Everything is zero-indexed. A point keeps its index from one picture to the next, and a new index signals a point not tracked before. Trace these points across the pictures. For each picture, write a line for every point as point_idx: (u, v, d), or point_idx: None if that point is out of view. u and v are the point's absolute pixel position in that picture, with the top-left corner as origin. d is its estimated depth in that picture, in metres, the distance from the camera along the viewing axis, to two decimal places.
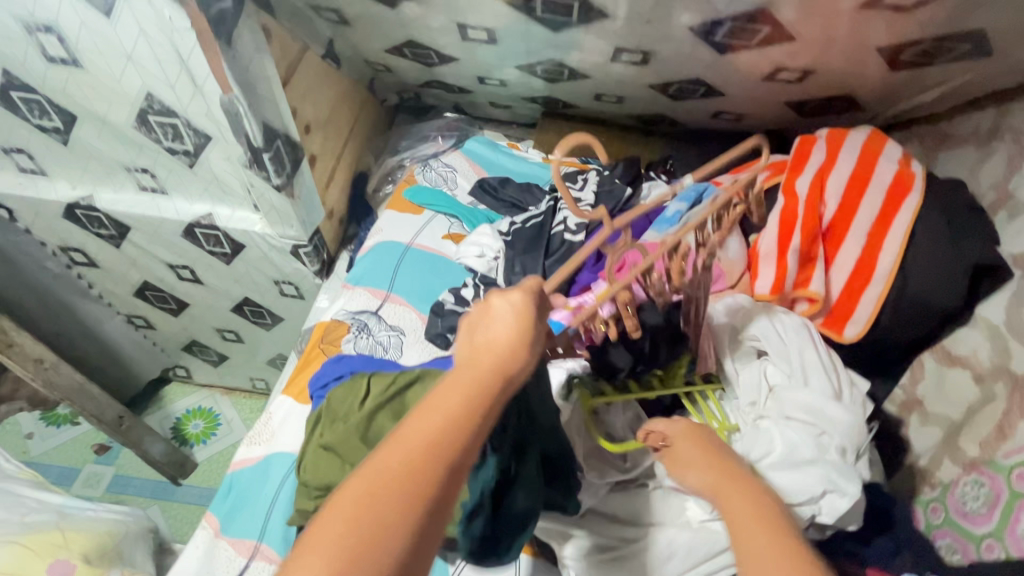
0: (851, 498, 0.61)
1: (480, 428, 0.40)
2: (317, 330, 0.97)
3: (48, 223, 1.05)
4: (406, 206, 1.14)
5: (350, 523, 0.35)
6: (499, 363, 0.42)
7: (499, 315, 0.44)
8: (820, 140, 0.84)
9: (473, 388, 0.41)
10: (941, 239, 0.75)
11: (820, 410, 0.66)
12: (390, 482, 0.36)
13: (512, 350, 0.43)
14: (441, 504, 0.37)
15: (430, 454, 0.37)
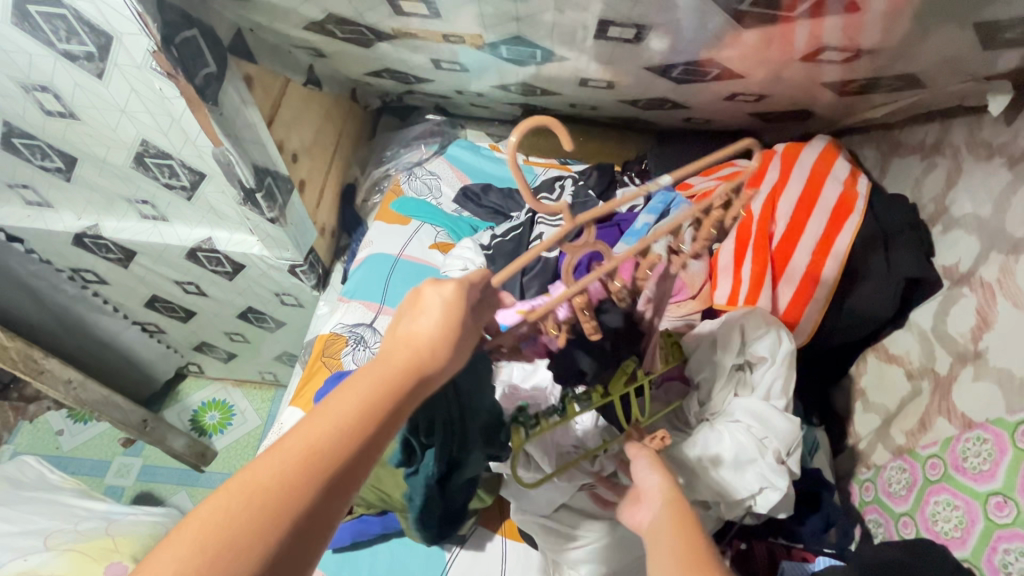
0: (780, 493, 0.68)
1: (385, 427, 0.38)
2: (318, 343, 1.06)
3: (59, 249, 1.12)
4: (393, 217, 1.19)
5: (228, 520, 0.33)
6: (413, 360, 0.40)
7: (425, 307, 0.42)
8: (777, 156, 0.93)
9: (383, 387, 0.39)
10: (876, 256, 0.84)
11: (767, 417, 0.71)
12: (276, 478, 0.34)
13: (435, 344, 0.41)
14: (326, 507, 0.35)
15: (323, 455, 0.35)
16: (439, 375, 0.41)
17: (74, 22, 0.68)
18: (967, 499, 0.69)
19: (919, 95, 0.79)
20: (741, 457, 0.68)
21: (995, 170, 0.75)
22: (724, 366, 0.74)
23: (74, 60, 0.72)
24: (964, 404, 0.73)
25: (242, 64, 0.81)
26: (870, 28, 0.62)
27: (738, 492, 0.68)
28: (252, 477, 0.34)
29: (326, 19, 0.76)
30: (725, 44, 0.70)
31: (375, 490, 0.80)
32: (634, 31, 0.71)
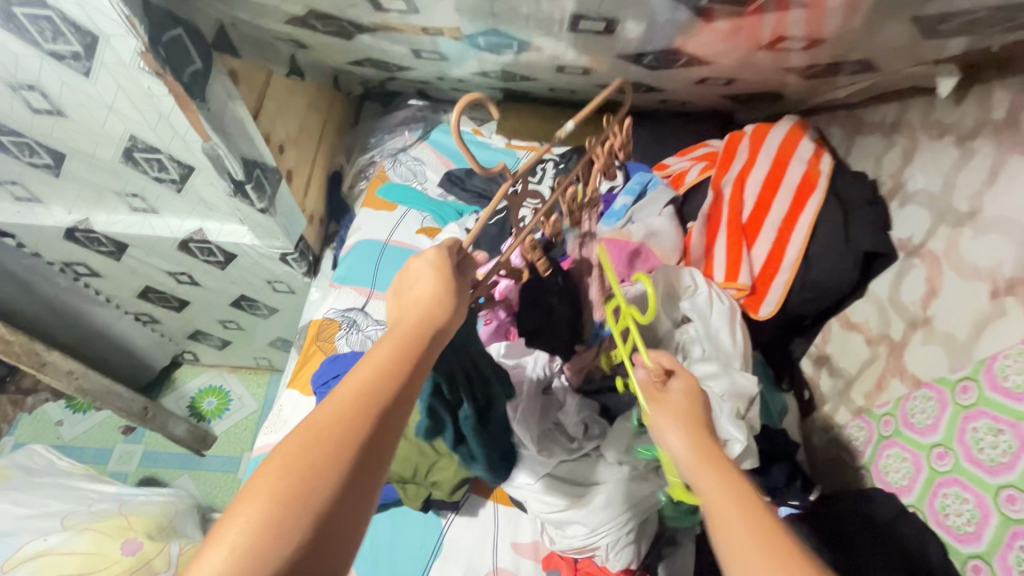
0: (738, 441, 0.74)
1: (412, 372, 0.47)
2: (312, 328, 1.10)
3: (50, 243, 1.14)
4: (380, 203, 1.22)
5: (304, 451, 0.41)
6: (426, 313, 0.50)
7: (425, 271, 0.53)
8: (745, 137, 0.98)
9: (406, 338, 0.48)
10: (837, 230, 0.88)
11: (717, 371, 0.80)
12: (332, 419, 0.42)
13: (440, 300, 0.52)
14: (381, 432, 0.43)
15: (371, 390, 0.44)
16: (447, 326, 0.52)
17: (60, 22, 0.69)
18: (915, 451, 0.76)
19: (876, 77, 0.84)
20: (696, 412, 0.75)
21: (944, 148, 0.80)
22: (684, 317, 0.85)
23: (61, 59, 0.74)
24: (914, 366, 0.80)
25: (227, 59, 0.84)
26: (827, 18, 0.66)
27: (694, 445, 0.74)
28: (312, 422, 0.42)
29: (308, 14, 0.79)
30: (692, 32, 0.73)
31: None
32: (606, 23, 0.75)
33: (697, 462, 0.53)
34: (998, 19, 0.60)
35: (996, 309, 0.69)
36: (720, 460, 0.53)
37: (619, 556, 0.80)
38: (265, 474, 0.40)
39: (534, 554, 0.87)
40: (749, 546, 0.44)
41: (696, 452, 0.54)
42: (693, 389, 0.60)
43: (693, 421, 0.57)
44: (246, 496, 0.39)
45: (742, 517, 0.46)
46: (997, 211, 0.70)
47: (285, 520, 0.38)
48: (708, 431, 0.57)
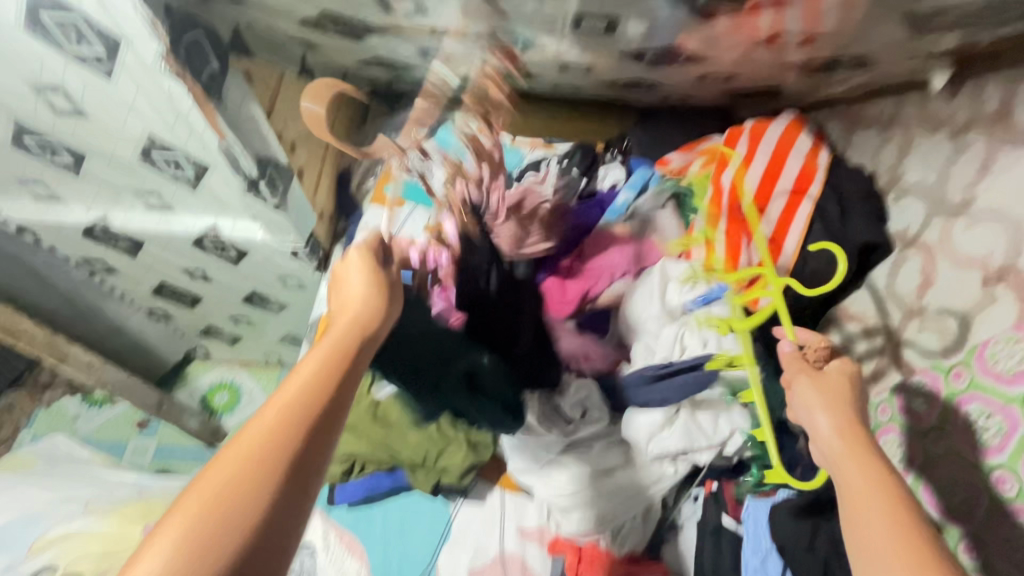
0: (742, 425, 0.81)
1: (349, 370, 0.49)
2: (323, 322, 1.13)
3: (69, 240, 1.18)
4: (388, 200, 1.24)
5: (249, 449, 0.42)
6: (357, 315, 0.54)
7: (354, 279, 0.57)
8: (745, 132, 1.00)
9: (341, 338, 0.51)
10: (834, 223, 0.91)
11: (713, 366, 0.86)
12: (271, 421, 0.43)
13: (373, 304, 0.55)
14: (321, 426, 0.45)
15: (309, 386, 0.46)
16: (380, 327, 0.55)
17: (84, 26, 0.72)
18: (910, 437, 0.78)
19: (872, 72, 0.86)
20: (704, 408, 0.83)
21: (939, 141, 0.82)
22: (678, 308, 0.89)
23: (85, 61, 0.77)
24: (910, 354, 0.82)
25: (242, 61, 0.87)
26: (824, 16, 0.68)
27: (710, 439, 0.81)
28: (251, 426, 0.43)
29: (321, 17, 0.82)
30: (693, 29, 0.76)
31: (385, 448, 0.89)
32: (609, 21, 0.77)
33: (845, 441, 0.55)
34: (989, 14, 0.62)
35: (988, 297, 0.71)
36: (868, 445, 0.54)
37: (625, 539, 0.84)
38: (209, 474, 0.40)
39: (540, 539, 0.88)
40: (879, 515, 0.48)
41: (846, 433, 0.56)
42: (850, 371, 0.62)
43: (841, 403, 0.59)
44: (189, 493, 0.40)
45: (885, 504, 0.49)
46: (990, 201, 0.72)
47: (230, 517, 0.39)
48: (854, 410, 0.59)
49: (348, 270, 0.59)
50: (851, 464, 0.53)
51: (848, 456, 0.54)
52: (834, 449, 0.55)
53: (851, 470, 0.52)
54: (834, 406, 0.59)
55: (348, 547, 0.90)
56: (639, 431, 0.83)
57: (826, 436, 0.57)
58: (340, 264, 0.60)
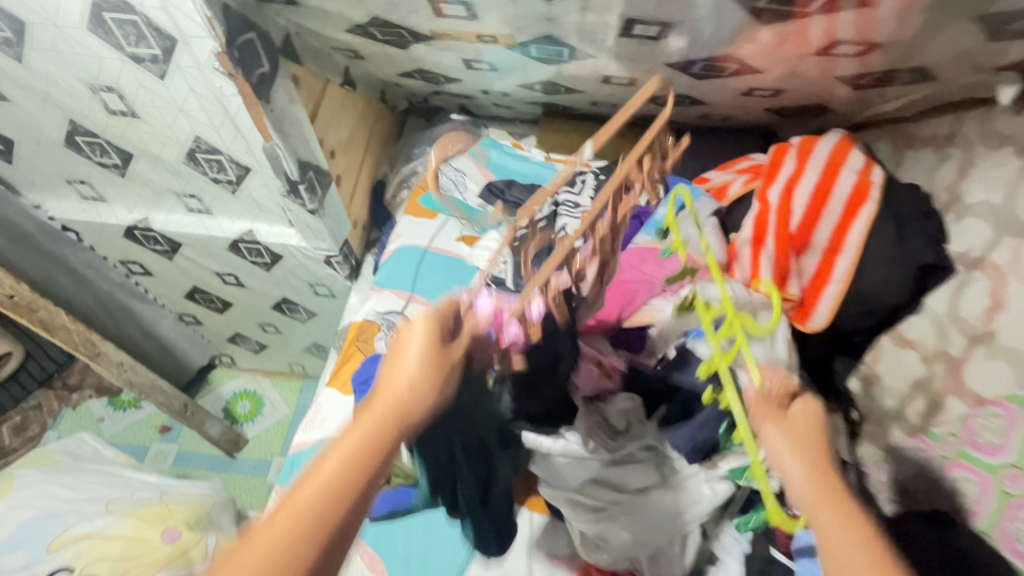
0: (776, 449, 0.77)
1: (371, 483, 0.43)
2: (352, 329, 1.11)
3: (109, 240, 1.20)
4: (422, 211, 1.26)
5: (256, 561, 0.38)
6: (400, 409, 0.46)
7: (407, 353, 0.49)
8: (792, 148, 0.94)
9: (369, 437, 0.44)
10: (889, 243, 0.85)
11: None
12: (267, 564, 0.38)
13: (422, 393, 0.47)
14: (336, 538, 0.41)
15: (335, 490, 0.41)
16: (424, 416, 0.48)
17: (143, 26, 0.74)
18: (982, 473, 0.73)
19: (931, 88, 0.83)
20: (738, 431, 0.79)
21: (1005, 159, 0.78)
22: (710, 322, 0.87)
23: (140, 62, 0.79)
24: (976, 382, 0.76)
25: (289, 65, 0.88)
26: (883, 21, 0.66)
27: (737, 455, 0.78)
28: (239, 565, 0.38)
29: (370, 22, 0.83)
30: (744, 38, 0.74)
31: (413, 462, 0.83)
32: (658, 29, 0.76)
33: (815, 496, 0.50)
34: None
35: None
36: (845, 500, 0.49)
37: (661, 569, 0.80)
38: None
39: (571, 565, 0.84)
40: None
41: (816, 487, 0.50)
42: (816, 413, 0.56)
43: (817, 451, 0.53)
44: None
45: None
46: None
47: None
48: (832, 462, 0.52)
49: (404, 339, 0.50)
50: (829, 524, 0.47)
51: (822, 507, 0.49)
52: (809, 503, 0.50)
53: (827, 537, 0.47)
54: (804, 451, 0.53)
55: (369, 563, 0.87)
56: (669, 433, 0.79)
57: (799, 484, 0.51)
58: (403, 324, 0.52)
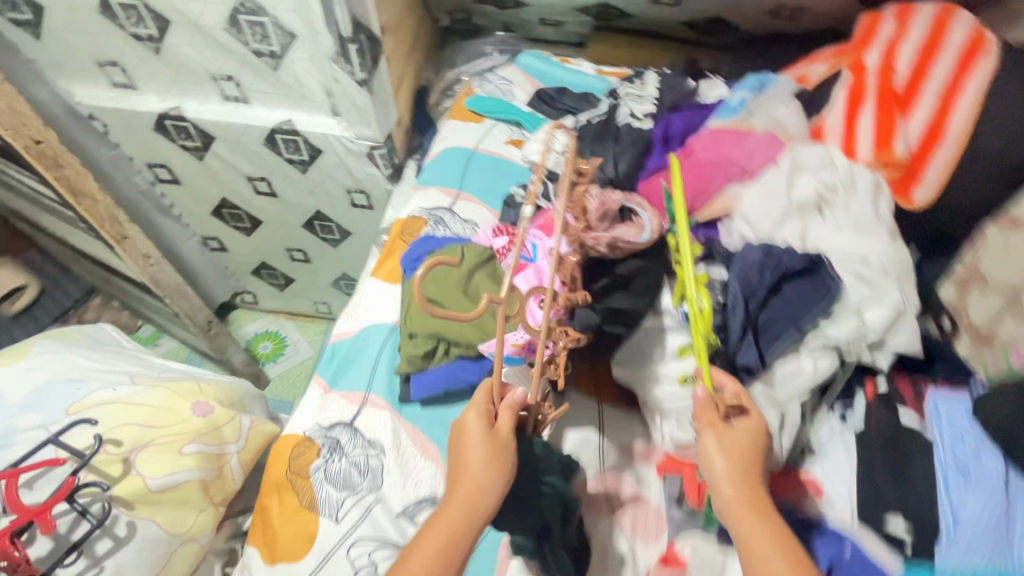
0: (889, 307, 0.66)
1: (466, 554, 0.52)
2: (396, 226, 1.02)
3: (138, 136, 1.13)
4: (467, 115, 1.18)
5: None
6: (467, 509, 0.53)
7: (472, 459, 0.55)
8: (889, 15, 0.88)
9: (448, 539, 0.52)
10: (1013, 99, 0.75)
11: (864, 254, 0.71)
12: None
13: (480, 492, 0.54)
14: None
15: (447, 549, 0.51)
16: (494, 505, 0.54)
17: None
18: None
19: None
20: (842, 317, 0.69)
21: None
22: (802, 188, 0.79)
23: None
24: None
25: None
26: None
27: (840, 318, 0.68)
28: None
29: None
30: None
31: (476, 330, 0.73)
32: None
33: (740, 510, 0.55)
34: None
35: None
36: (766, 511, 0.54)
37: None
38: None
39: (646, 456, 0.76)
40: None
41: (739, 496, 0.55)
42: (756, 429, 0.60)
43: (744, 461, 0.57)
44: None
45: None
46: None
47: None
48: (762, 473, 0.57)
49: (466, 440, 0.56)
50: (751, 536, 0.53)
51: (743, 514, 0.55)
52: (732, 512, 0.55)
53: (752, 543, 0.52)
54: (731, 462, 0.57)
55: (421, 449, 0.75)
56: None
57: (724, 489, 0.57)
58: (459, 418, 0.58)
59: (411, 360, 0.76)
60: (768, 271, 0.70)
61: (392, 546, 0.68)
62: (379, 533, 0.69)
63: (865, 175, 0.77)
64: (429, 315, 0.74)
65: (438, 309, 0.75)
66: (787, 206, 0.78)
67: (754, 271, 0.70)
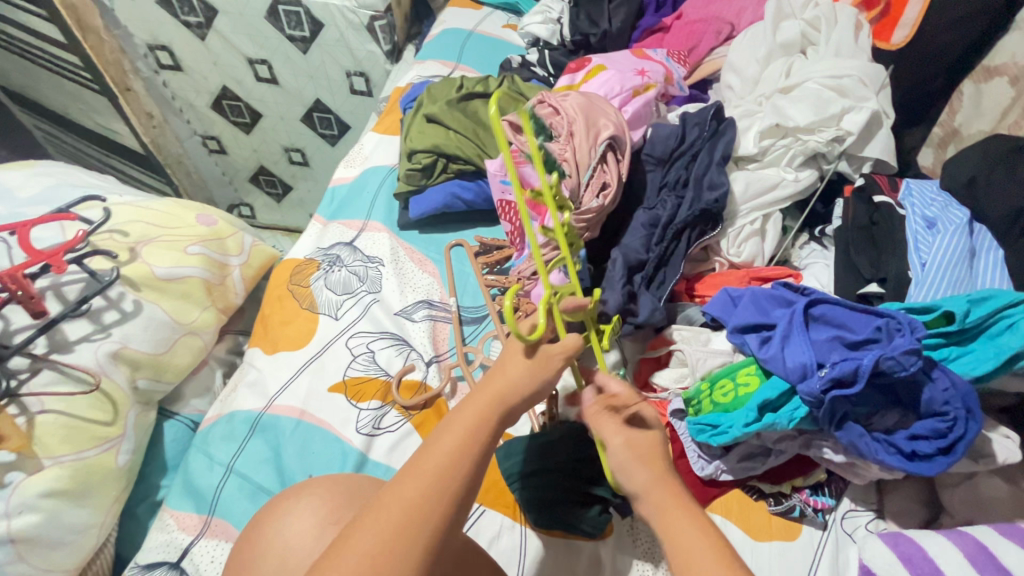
0: (866, 111, 0.70)
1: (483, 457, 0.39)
2: (395, 93, 1.04)
3: (140, 10, 1.14)
4: (466, 3, 1.21)
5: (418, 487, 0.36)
6: (502, 394, 0.40)
7: (522, 355, 0.42)
8: None
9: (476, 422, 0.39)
10: None
11: (843, 68, 0.73)
12: (385, 534, 0.34)
13: (526, 388, 0.41)
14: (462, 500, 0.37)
15: (468, 436, 0.38)
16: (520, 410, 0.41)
17: None
18: None
19: None
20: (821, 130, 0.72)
21: None
22: (786, 27, 0.83)
23: None
24: None
25: None
26: None
27: (820, 122, 0.71)
28: (368, 532, 0.34)
29: None
30: None
31: (474, 144, 0.77)
32: None
33: (663, 509, 0.41)
34: None
35: None
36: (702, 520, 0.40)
37: (742, 249, 0.70)
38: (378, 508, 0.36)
39: None
40: None
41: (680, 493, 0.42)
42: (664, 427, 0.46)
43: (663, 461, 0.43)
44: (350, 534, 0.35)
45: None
46: None
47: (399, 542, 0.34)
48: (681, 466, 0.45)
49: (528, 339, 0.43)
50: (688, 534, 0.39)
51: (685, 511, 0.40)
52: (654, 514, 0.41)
53: (676, 540, 0.39)
54: (653, 464, 0.43)
55: (419, 264, 0.78)
56: (758, 183, 0.71)
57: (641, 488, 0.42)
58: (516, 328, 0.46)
59: (410, 178, 0.79)
60: (655, 241, 0.67)
61: (389, 337, 0.70)
62: (375, 325, 0.71)
63: (844, 11, 0.81)
64: (429, 131, 0.78)
65: (438, 127, 0.78)
66: (773, 43, 0.81)
67: (639, 244, 0.67)
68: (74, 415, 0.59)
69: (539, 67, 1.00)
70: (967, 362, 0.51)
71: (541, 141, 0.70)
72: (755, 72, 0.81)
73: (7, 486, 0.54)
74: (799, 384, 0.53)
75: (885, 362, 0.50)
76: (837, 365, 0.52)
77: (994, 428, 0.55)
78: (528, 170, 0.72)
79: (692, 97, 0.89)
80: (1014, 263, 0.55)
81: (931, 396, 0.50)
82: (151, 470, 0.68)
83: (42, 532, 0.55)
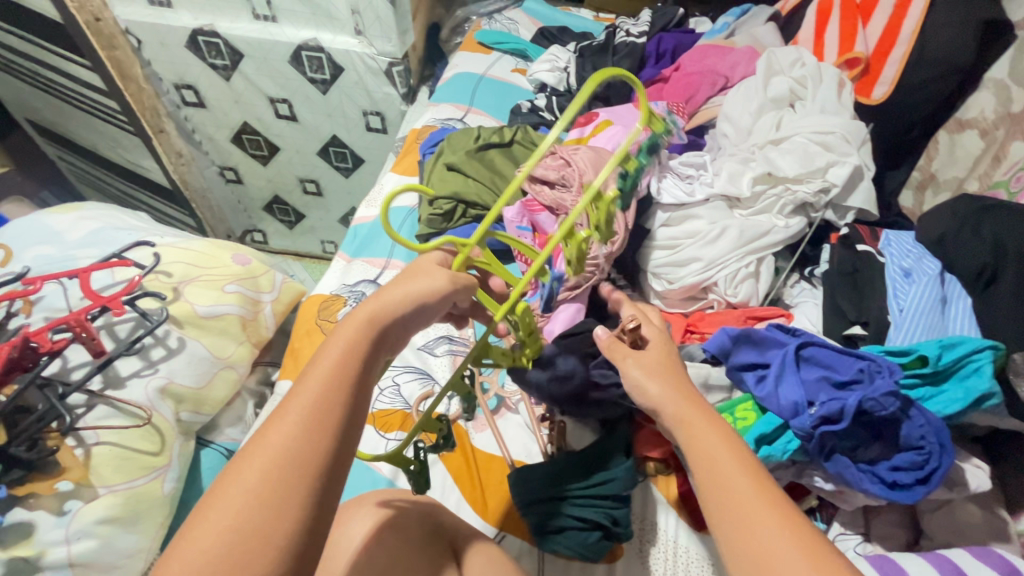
0: (849, 165, 0.77)
1: (362, 381, 0.37)
2: (411, 135, 1.11)
3: (170, 54, 1.21)
4: (476, 47, 1.29)
5: (303, 419, 0.34)
6: (375, 315, 0.40)
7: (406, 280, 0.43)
8: None
9: (349, 344, 0.38)
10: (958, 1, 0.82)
11: (827, 126, 0.81)
12: (255, 483, 0.31)
13: (405, 308, 0.41)
14: (351, 428, 0.35)
15: (345, 359, 0.37)
16: (398, 331, 0.42)
17: None
18: None
19: None
20: (810, 180, 0.78)
21: None
22: (776, 84, 0.90)
23: None
24: None
25: None
26: None
27: (807, 173, 0.78)
28: (235, 480, 0.31)
29: None
30: None
31: (491, 192, 0.83)
32: None
33: (685, 416, 0.44)
34: None
35: None
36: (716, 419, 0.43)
37: (738, 290, 0.76)
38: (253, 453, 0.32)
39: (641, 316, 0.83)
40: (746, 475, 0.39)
41: (684, 403, 0.44)
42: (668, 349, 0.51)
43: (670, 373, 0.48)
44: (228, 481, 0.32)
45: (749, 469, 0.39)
46: None
47: (287, 473, 0.32)
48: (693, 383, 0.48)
49: (410, 271, 0.45)
50: (711, 446, 0.41)
51: (698, 420, 0.43)
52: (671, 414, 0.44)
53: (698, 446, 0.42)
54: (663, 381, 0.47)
55: None
56: (754, 230, 0.77)
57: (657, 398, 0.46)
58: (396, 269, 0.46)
59: (428, 221, 0.85)
60: None
61: (414, 371, 0.76)
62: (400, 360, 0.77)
63: (828, 71, 0.89)
64: (449, 179, 0.85)
65: (457, 174, 0.85)
66: (762, 100, 0.89)
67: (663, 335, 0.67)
68: (126, 447, 0.64)
69: (547, 112, 1.07)
70: (942, 401, 0.58)
71: (554, 192, 0.77)
72: (748, 123, 0.88)
73: (68, 513, 0.59)
74: (792, 420, 0.59)
75: (868, 402, 0.56)
76: (825, 404, 0.58)
77: (967, 459, 0.61)
78: (544, 217, 0.78)
79: (689, 143, 0.97)
80: (980, 311, 0.62)
81: (909, 432, 0.56)
82: (190, 496, 0.73)
83: (97, 556, 0.59)
